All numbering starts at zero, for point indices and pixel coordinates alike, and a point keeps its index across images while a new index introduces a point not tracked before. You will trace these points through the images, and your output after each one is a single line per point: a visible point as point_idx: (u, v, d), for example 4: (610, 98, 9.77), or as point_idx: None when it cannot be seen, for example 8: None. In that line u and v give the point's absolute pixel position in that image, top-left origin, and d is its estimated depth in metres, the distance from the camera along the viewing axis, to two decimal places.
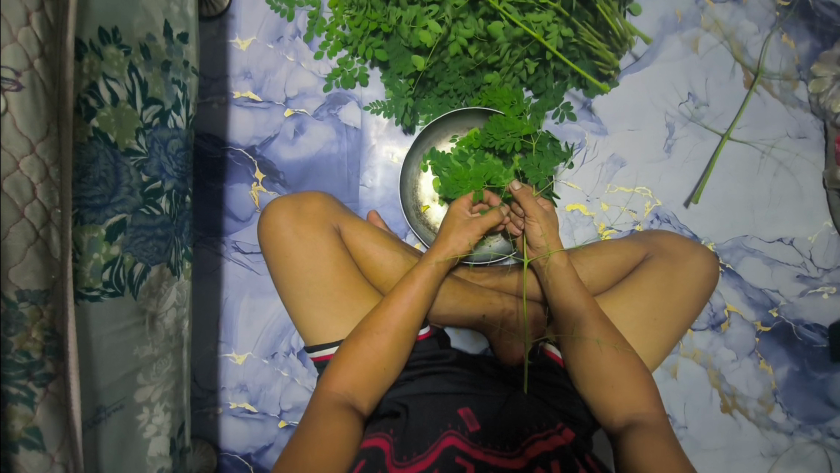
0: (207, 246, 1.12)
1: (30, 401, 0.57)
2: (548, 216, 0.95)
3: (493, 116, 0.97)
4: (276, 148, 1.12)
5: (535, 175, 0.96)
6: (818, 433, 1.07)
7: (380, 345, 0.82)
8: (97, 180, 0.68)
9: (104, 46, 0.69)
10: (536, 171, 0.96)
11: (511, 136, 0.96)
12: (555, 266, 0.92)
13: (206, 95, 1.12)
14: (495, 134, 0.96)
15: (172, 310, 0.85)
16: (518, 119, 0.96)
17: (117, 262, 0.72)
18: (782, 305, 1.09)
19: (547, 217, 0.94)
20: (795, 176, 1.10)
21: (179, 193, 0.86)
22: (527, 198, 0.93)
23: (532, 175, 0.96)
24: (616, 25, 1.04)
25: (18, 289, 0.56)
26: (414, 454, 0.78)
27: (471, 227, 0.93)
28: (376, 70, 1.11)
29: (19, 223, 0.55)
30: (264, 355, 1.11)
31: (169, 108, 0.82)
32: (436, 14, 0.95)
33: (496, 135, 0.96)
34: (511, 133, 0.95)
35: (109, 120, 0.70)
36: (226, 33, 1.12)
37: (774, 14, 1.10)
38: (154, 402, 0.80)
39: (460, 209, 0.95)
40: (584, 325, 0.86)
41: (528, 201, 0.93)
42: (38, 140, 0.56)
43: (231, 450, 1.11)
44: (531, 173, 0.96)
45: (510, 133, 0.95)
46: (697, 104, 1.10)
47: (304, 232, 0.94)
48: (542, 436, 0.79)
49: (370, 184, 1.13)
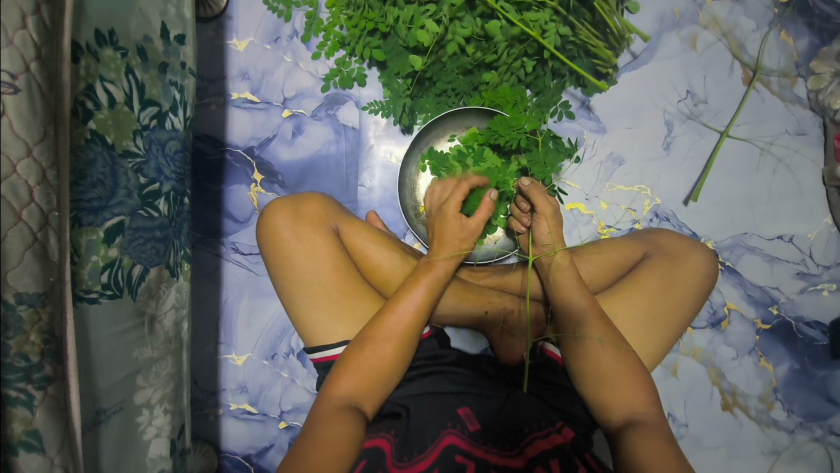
0: (206, 247, 1.12)
1: (28, 404, 0.57)
2: (557, 214, 0.93)
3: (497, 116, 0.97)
4: (275, 149, 1.12)
5: (541, 171, 0.96)
6: (819, 431, 1.07)
7: (384, 350, 0.82)
8: (95, 183, 0.68)
9: (100, 49, 0.69)
10: (542, 167, 0.96)
11: (516, 132, 0.95)
12: (558, 265, 0.92)
13: (204, 96, 1.12)
14: (501, 130, 0.95)
15: (171, 312, 0.85)
16: (522, 116, 0.96)
17: (116, 264, 0.72)
18: (783, 303, 1.08)
19: (555, 215, 0.93)
20: (794, 174, 1.10)
21: (178, 194, 0.86)
22: (538, 193, 0.92)
23: (539, 170, 0.95)
24: (614, 23, 1.04)
25: (16, 292, 0.56)
26: (414, 454, 0.78)
27: (467, 230, 0.92)
28: (375, 69, 1.11)
29: (16, 226, 0.55)
30: (264, 356, 1.11)
31: (166, 111, 0.81)
32: (433, 13, 0.95)
33: (501, 131, 0.95)
34: (517, 130, 0.95)
35: (107, 122, 0.70)
36: (223, 34, 1.12)
37: (773, 10, 1.10)
38: (154, 403, 0.80)
39: (449, 210, 0.93)
40: (584, 324, 0.86)
41: (539, 196, 0.92)
42: (35, 143, 0.56)
43: (232, 451, 1.11)
44: (536, 168, 0.96)
45: (515, 129, 0.95)
46: (695, 102, 1.10)
47: (303, 232, 0.93)
48: (542, 435, 0.80)
49: (369, 185, 1.13)
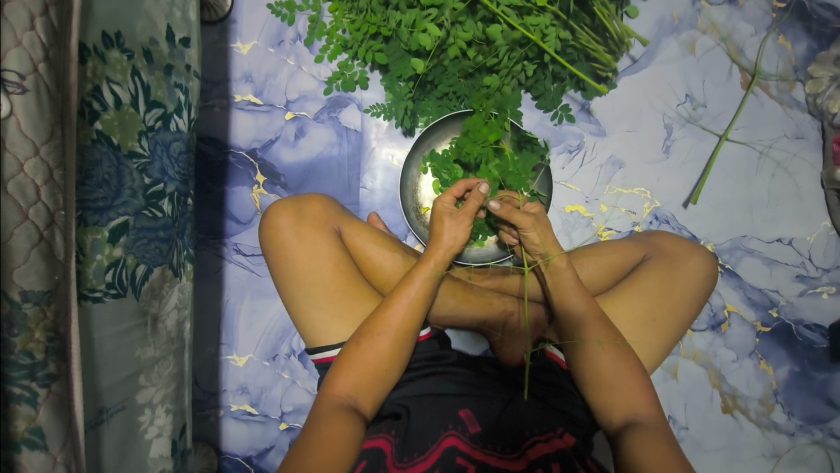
0: (208, 248, 1.12)
1: (32, 401, 0.58)
2: (540, 220, 0.91)
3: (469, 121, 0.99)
4: (277, 151, 1.13)
5: (517, 180, 0.96)
6: (820, 434, 1.07)
7: (381, 346, 0.83)
8: (101, 182, 0.69)
9: (107, 50, 0.70)
10: (517, 176, 0.96)
11: (482, 145, 0.98)
12: (555, 267, 0.90)
13: (208, 99, 1.13)
14: (467, 146, 0.98)
15: (174, 312, 0.86)
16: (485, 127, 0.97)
17: (120, 264, 0.73)
18: (782, 305, 1.09)
19: (538, 222, 0.91)
20: (793, 177, 1.10)
21: (181, 195, 0.86)
22: (511, 213, 0.89)
23: (513, 179, 0.96)
24: (614, 27, 1.06)
25: (22, 289, 0.56)
26: (414, 455, 0.78)
27: (459, 218, 0.90)
28: (376, 73, 1.12)
29: (22, 224, 0.56)
30: (265, 357, 1.11)
31: (171, 112, 0.82)
32: (435, 17, 0.96)
33: (468, 149, 0.98)
34: (481, 142, 0.98)
35: (113, 123, 0.71)
36: (227, 38, 1.14)
37: (771, 15, 1.11)
38: (156, 403, 0.81)
39: (444, 207, 0.93)
40: (583, 325, 0.87)
41: (514, 215, 0.89)
42: (42, 143, 0.57)
43: (232, 452, 1.11)
44: (511, 178, 0.96)
45: (481, 142, 0.98)
46: (694, 105, 1.11)
47: (304, 233, 0.94)
48: (543, 439, 0.81)
49: (370, 186, 1.14)
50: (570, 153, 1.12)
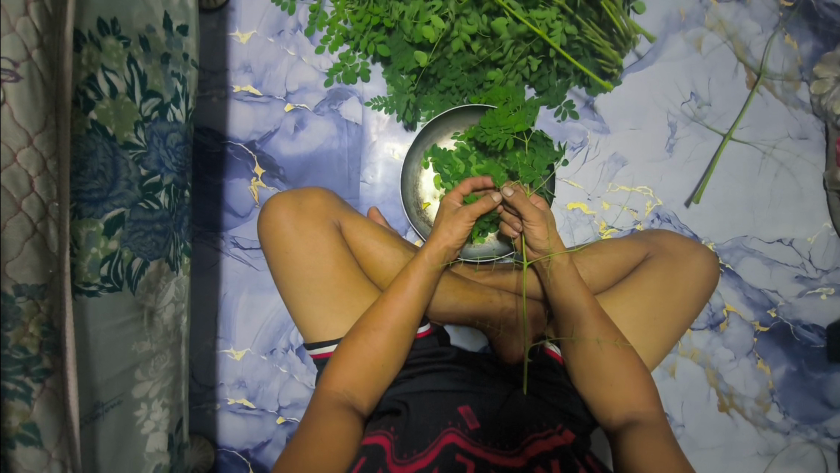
0: (206, 241, 1.11)
1: (26, 397, 0.56)
2: (546, 216, 0.89)
3: (488, 111, 0.96)
4: (277, 143, 1.11)
5: (529, 173, 0.95)
6: (814, 433, 1.08)
7: (378, 342, 0.82)
8: (95, 174, 0.68)
9: (102, 38, 0.68)
10: (530, 169, 0.95)
11: (503, 132, 0.93)
12: (557, 264, 0.88)
13: (206, 89, 1.11)
14: (488, 128, 0.93)
15: (170, 305, 0.84)
16: (511, 115, 0.93)
17: (115, 257, 0.71)
18: (781, 306, 1.09)
19: (545, 219, 0.89)
20: (795, 177, 1.10)
21: (178, 187, 0.85)
22: (524, 202, 0.86)
23: (526, 172, 0.94)
24: (620, 22, 1.05)
25: (15, 283, 0.55)
26: (414, 452, 0.77)
27: (458, 215, 0.87)
28: (378, 65, 1.10)
29: (16, 216, 0.54)
30: (263, 351, 1.10)
31: (168, 102, 0.80)
32: (438, 9, 0.93)
33: (488, 130, 0.94)
34: (504, 129, 0.93)
35: (108, 112, 0.69)
36: (226, 26, 1.11)
37: (778, 14, 1.10)
38: (152, 398, 0.79)
39: (449, 204, 0.91)
40: (584, 325, 0.86)
41: (525, 204, 0.87)
42: (35, 132, 0.55)
43: (229, 446, 1.10)
44: (523, 170, 0.95)
45: (503, 128, 0.93)
46: (699, 104, 1.10)
47: (304, 228, 0.93)
48: (542, 435, 0.79)
49: (371, 181, 1.12)
50: (573, 151, 1.11)
